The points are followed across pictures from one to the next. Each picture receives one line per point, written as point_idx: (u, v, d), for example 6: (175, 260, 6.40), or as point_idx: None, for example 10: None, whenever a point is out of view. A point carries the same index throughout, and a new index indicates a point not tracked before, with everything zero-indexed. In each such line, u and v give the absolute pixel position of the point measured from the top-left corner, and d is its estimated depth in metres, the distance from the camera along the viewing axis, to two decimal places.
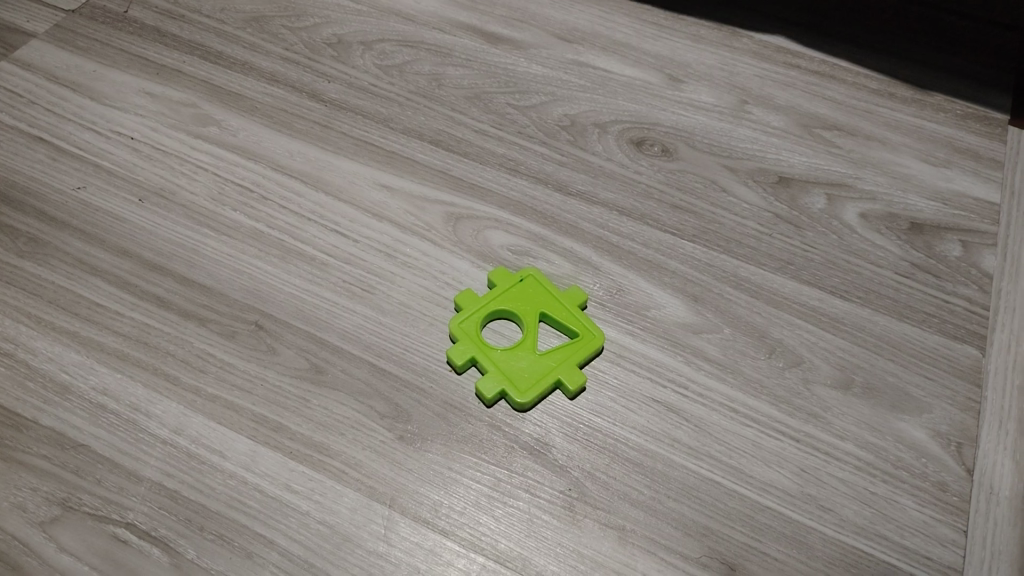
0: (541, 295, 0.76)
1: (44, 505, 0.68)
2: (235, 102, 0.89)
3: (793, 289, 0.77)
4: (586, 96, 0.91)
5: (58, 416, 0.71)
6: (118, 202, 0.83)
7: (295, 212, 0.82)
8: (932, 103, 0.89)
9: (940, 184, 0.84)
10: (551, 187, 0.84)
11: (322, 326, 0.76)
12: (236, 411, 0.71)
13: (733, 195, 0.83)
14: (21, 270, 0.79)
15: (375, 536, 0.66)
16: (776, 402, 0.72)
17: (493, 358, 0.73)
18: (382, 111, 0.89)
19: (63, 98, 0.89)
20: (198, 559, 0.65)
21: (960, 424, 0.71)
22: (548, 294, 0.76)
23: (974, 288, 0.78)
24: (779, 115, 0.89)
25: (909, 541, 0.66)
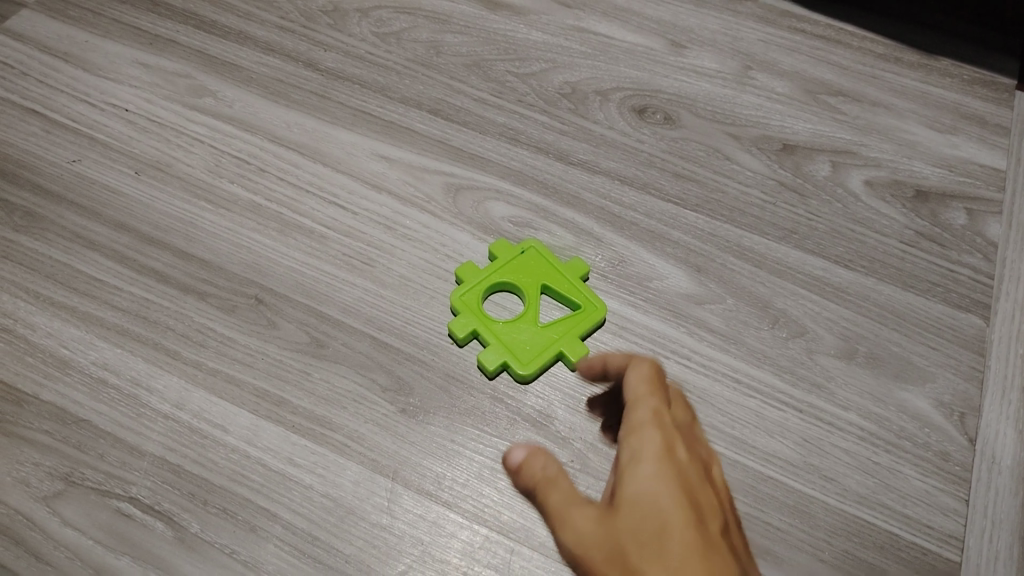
0: (543, 267, 0.76)
1: (47, 481, 0.68)
2: (231, 72, 0.88)
3: (796, 259, 0.77)
4: (587, 63, 0.89)
5: (58, 391, 0.71)
6: (114, 175, 0.82)
7: (293, 184, 0.81)
8: (938, 68, 0.88)
9: (945, 151, 0.83)
10: (552, 157, 0.82)
11: (322, 300, 0.75)
12: (238, 385, 0.71)
13: (737, 163, 0.82)
14: (18, 245, 0.78)
15: (379, 509, 0.67)
16: (779, 372, 0.71)
17: (495, 331, 0.72)
18: (380, 80, 0.87)
19: (56, 69, 0.88)
20: (202, 533, 0.66)
21: (963, 393, 0.71)
22: (551, 266, 0.76)
23: (979, 257, 0.77)
24: (784, 81, 0.87)
25: (910, 510, 0.66)
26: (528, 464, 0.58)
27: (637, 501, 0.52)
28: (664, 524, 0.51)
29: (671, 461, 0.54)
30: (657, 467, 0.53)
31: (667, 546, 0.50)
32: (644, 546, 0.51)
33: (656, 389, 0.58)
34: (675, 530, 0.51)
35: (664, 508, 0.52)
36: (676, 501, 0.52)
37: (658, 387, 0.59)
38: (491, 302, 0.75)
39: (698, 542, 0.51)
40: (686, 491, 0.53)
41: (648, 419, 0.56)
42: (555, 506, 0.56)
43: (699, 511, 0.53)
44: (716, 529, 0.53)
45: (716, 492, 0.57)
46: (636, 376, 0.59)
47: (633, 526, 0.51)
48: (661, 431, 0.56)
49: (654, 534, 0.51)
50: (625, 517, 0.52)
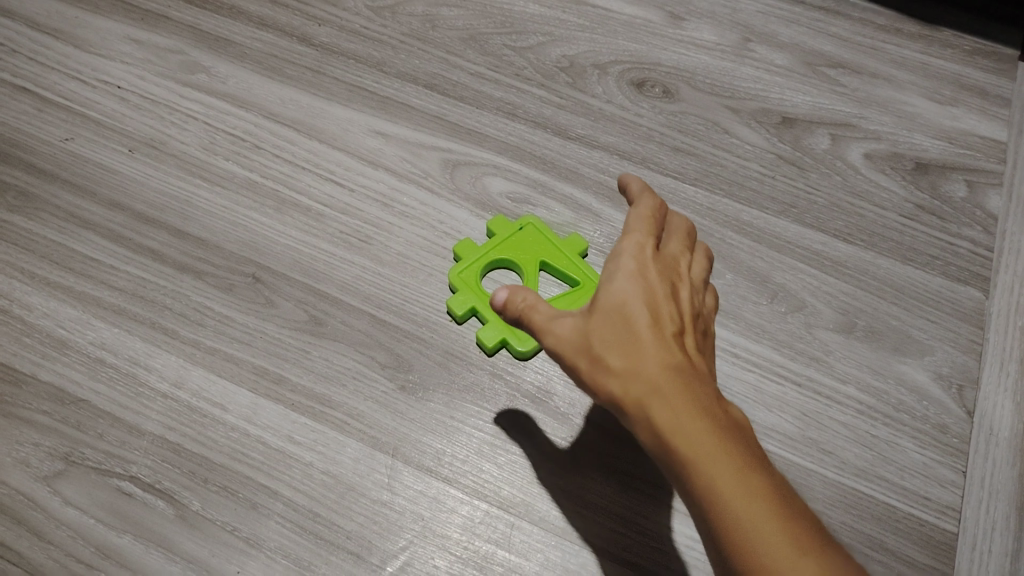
0: (541, 242, 0.75)
1: (47, 460, 0.68)
2: (224, 48, 0.86)
3: (795, 233, 0.76)
4: (584, 36, 0.88)
5: (56, 371, 0.71)
6: (107, 153, 0.81)
7: (289, 161, 0.81)
8: (938, 40, 0.87)
9: (945, 123, 0.82)
10: (549, 132, 0.82)
11: (320, 278, 0.75)
12: (237, 364, 0.71)
13: (735, 137, 0.82)
14: (12, 225, 0.77)
15: (379, 485, 0.67)
16: (778, 346, 0.71)
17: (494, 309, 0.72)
18: (375, 55, 0.86)
19: (46, 46, 0.87)
20: (203, 511, 0.66)
21: (962, 366, 0.71)
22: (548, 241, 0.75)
23: (979, 229, 0.77)
24: (783, 53, 0.87)
25: (908, 483, 0.66)
26: (513, 299, 0.56)
27: (613, 309, 0.53)
28: (638, 332, 0.52)
29: (649, 278, 0.54)
30: (635, 283, 0.53)
31: (641, 352, 0.51)
32: (616, 350, 0.52)
33: (644, 213, 0.57)
34: (649, 337, 0.51)
35: (638, 317, 0.52)
36: (649, 311, 0.53)
37: (649, 212, 0.57)
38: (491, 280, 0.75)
39: (671, 345, 0.51)
40: (663, 305, 0.53)
41: (634, 245, 0.55)
42: (536, 317, 0.55)
43: (677, 321, 0.53)
44: (693, 337, 0.54)
45: (698, 304, 0.56)
46: (637, 212, 0.58)
47: (608, 333, 0.52)
48: (638, 256, 0.55)
49: (629, 340, 0.52)
50: (602, 323, 0.53)
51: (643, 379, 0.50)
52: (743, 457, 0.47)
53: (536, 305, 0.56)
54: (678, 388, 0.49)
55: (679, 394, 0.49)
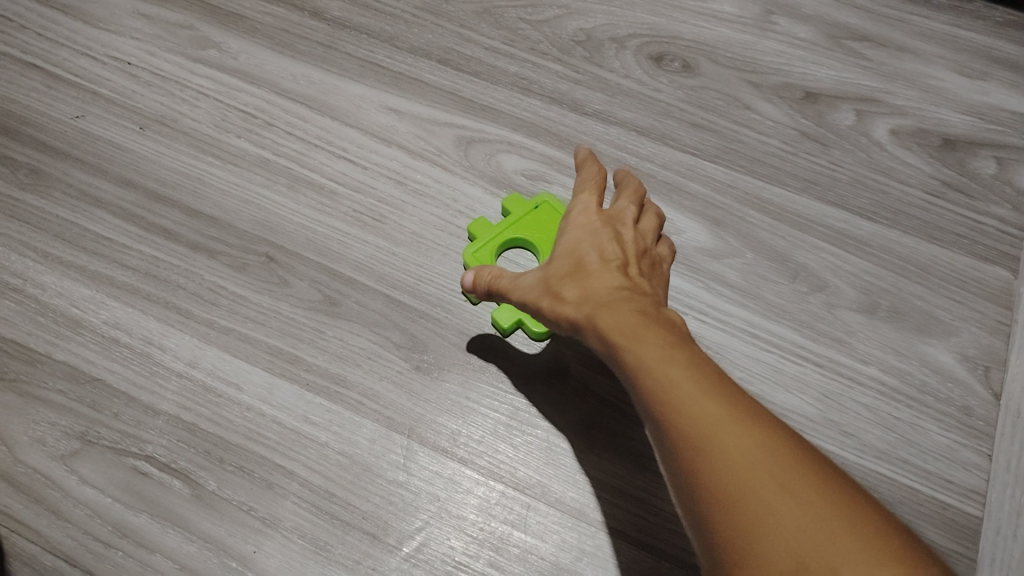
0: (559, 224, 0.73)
1: (64, 440, 0.68)
2: (234, 23, 0.84)
3: (817, 211, 0.75)
4: (602, 8, 0.85)
5: (71, 350, 0.71)
6: (118, 130, 0.80)
7: (301, 139, 0.79)
8: (970, 11, 0.84)
9: (975, 98, 0.80)
10: (566, 108, 0.80)
11: (334, 258, 0.74)
12: (251, 343, 0.71)
13: (757, 113, 0.79)
14: (25, 204, 0.77)
15: (394, 466, 0.67)
16: (799, 327, 0.70)
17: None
18: (387, 29, 0.84)
19: (55, 21, 0.85)
20: (219, 490, 0.66)
21: (988, 347, 0.70)
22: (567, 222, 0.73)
23: (1007, 207, 0.75)
24: (807, 26, 0.84)
25: (932, 466, 0.65)
26: (481, 271, 0.61)
27: (567, 253, 0.58)
28: (584, 265, 0.56)
29: (594, 223, 0.59)
30: (582, 233, 0.59)
31: (589, 278, 0.54)
32: (567, 283, 0.55)
33: (591, 181, 0.64)
34: (595, 267, 0.55)
35: (586, 254, 0.57)
36: (595, 249, 0.57)
37: (595, 179, 0.64)
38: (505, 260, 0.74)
39: (615, 270, 0.55)
40: (608, 244, 0.57)
41: (581, 205, 0.61)
42: (501, 277, 0.60)
43: (623, 254, 0.57)
44: (641, 270, 0.57)
45: (648, 249, 0.59)
46: (585, 177, 0.64)
47: (561, 273, 0.56)
48: (585, 213, 0.61)
49: (577, 274, 0.55)
50: (556, 267, 0.57)
51: (588, 297, 0.53)
52: (677, 338, 0.47)
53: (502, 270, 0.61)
54: (619, 297, 0.52)
55: (620, 300, 0.51)
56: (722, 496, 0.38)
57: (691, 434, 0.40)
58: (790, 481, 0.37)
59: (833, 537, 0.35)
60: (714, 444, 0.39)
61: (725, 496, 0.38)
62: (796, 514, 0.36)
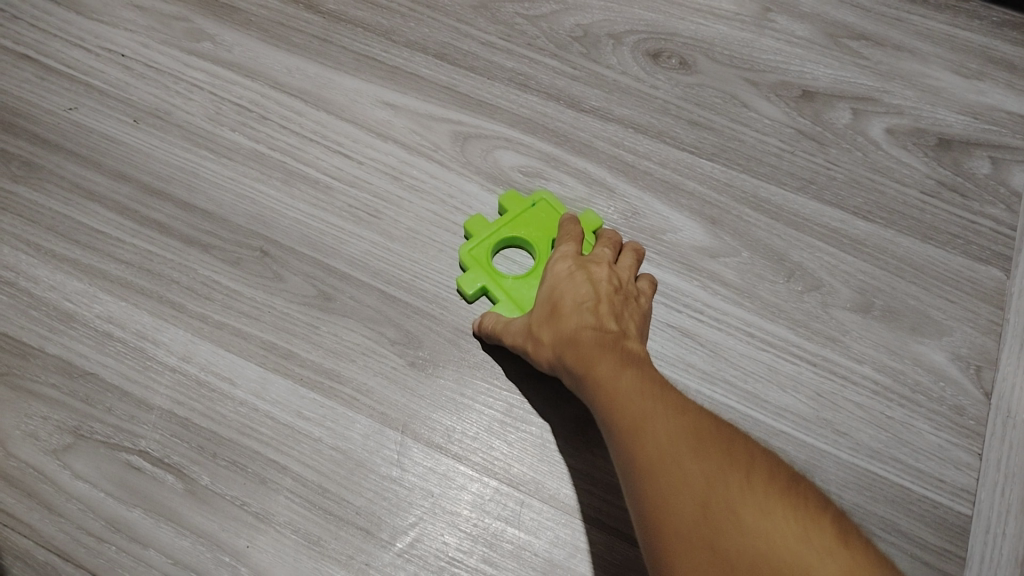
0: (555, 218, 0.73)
1: (56, 434, 0.68)
2: (229, 15, 0.84)
3: (813, 210, 0.75)
4: (600, 4, 0.85)
5: (64, 344, 0.71)
6: (112, 123, 0.79)
7: (295, 132, 0.79)
8: (966, 10, 0.84)
9: (971, 97, 0.80)
10: (562, 104, 0.80)
11: (328, 252, 0.74)
12: (244, 338, 0.70)
13: (754, 111, 0.79)
14: (18, 196, 0.76)
15: (388, 462, 0.67)
16: (794, 326, 0.70)
17: (506, 289, 0.70)
18: (383, 23, 0.83)
19: (50, 13, 0.84)
20: (212, 485, 0.66)
21: (981, 347, 0.70)
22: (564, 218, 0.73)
23: (1002, 208, 0.75)
24: (804, 24, 0.83)
25: (924, 465, 0.66)
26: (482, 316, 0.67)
27: (545, 293, 0.63)
28: (558, 303, 0.61)
29: (569, 262, 0.64)
30: (558, 273, 0.63)
31: (560, 315, 0.60)
32: (544, 322, 0.61)
33: (571, 227, 0.68)
34: (567, 307, 0.60)
35: (560, 296, 0.61)
36: (569, 290, 0.61)
37: (576, 228, 0.68)
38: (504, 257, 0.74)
39: (586, 308, 0.60)
40: (581, 283, 0.62)
41: (561, 252, 0.66)
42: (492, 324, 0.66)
43: (594, 292, 0.61)
44: (614, 305, 0.61)
45: (622, 284, 0.64)
46: (564, 230, 0.69)
47: (539, 315, 0.62)
48: (563, 257, 0.65)
49: (551, 312, 0.61)
50: (535, 311, 0.62)
51: (559, 333, 0.59)
52: (630, 360, 0.54)
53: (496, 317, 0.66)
54: (585, 329, 0.58)
55: (587, 334, 0.57)
56: (651, 470, 0.46)
57: (633, 424, 0.49)
58: (702, 447, 0.45)
59: (729, 482, 0.43)
60: (648, 429, 0.48)
61: (652, 469, 0.46)
62: (705, 467, 0.44)
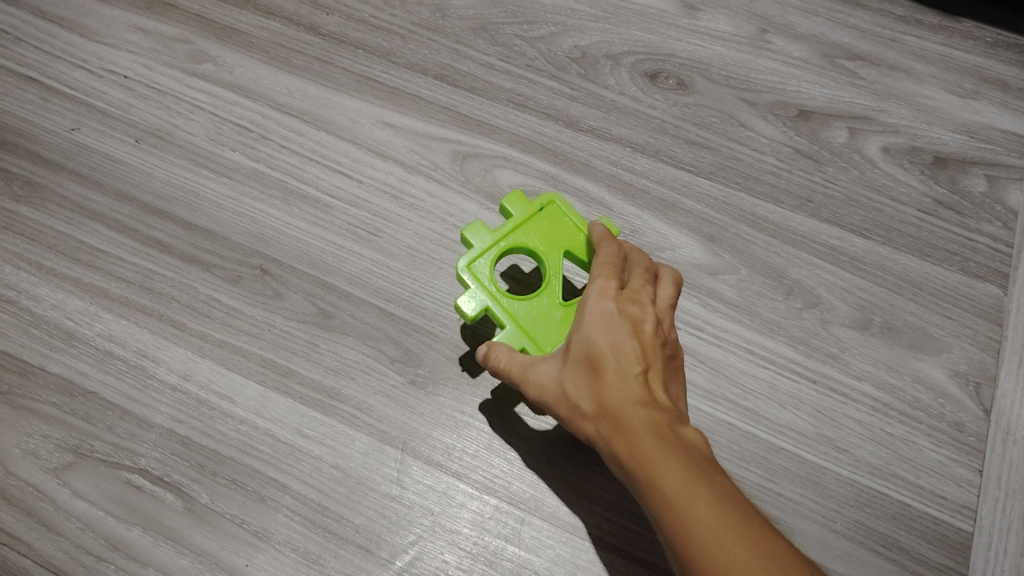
0: (566, 227, 0.67)
1: (56, 453, 0.68)
2: (230, 37, 0.82)
3: (811, 228, 0.75)
4: (598, 26, 0.84)
5: (65, 363, 0.71)
6: (113, 143, 0.78)
7: (296, 152, 0.78)
8: (960, 31, 0.83)
9: (966, 116, 0.80)
10: (561, 124, 0.79)
11: (329, 271, 0.74)
12: (244, 356, 0.71)
13: (751, 130, 0.79)
14: (19, 216, 0.76)
15: (388, 480, 0.67)
16: (793, 343, 0.71)
17: (511, 312, 0.63)
18: (383, 45, 0.82)
19: (51, 35, 0.83)
20: (212, 504, 0.67)
21: (979, 363, 0.72)
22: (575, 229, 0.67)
23: (998, 225, 0.76)
24: (800, 45, 0.83)
25: (925, 481, 0.68)
26: (491, 352, 0.59)
27: (583, 346, 0.56)
28: (602, 364, 0.55)
29: (609, 308, 0.57)
30: (600, 319, 0.57)
31: (605, 385, 0.54)
32: (584, 385, 0.55)
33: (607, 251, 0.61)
34: (613, 377, 0.54)
35: (603, 355, 0.55)
36: (613, 348, 0.55)
37: (612, 254, 0.61)
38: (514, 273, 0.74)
39: (634, 376, 0.54)
40: (628, 339, 0.56)
41: (598, 286, 0.59)
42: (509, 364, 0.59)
43: (641, 353, 0.56)
44: (660, 367, 0.56)
45: (666, 338, 0.58)
46: (599, 258, 0.62)
47: (577, 372, 0.56)
48: (602, 294, 0.58)
49: (594, 376, 0.55)
50: (572, 367, 0.56)
51: (605, 405, 0.54)
52: (698, 469, 0.49)
53: (513, 352, 0.59)
54: (636, 407, 0.53)
55: (638, 414, 0.52)
56: None
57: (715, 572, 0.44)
58: None
59: None
60: None
61: None
62: None
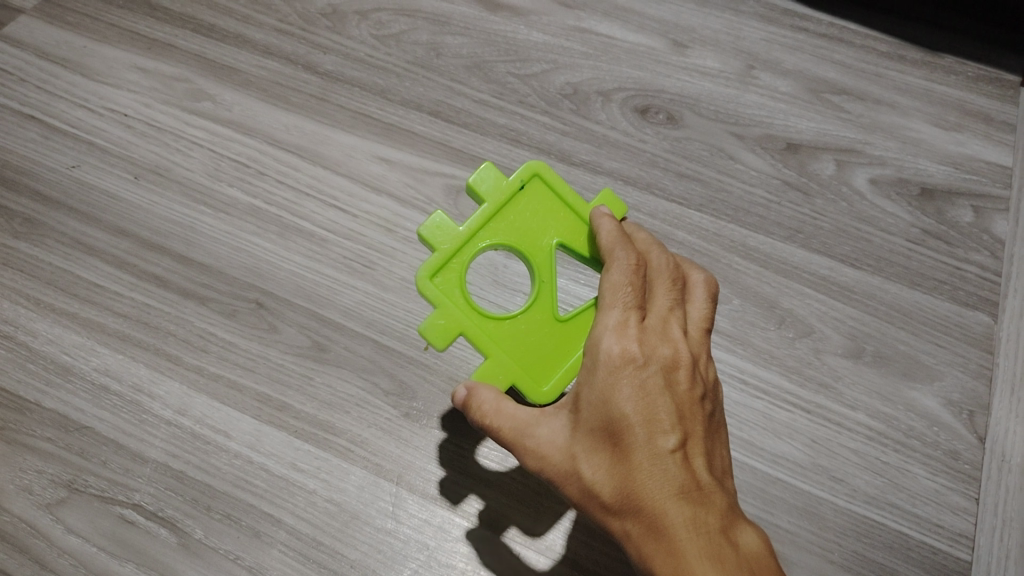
0: (547, 220, 0.63)
1: (50, 488, 0.69)
2: (228, 76, 0.82)
3: (802, 259, 0.76)
4: (589, 64, 0.85)
5: (62, 399, 0.71)
6: (112, 180, 0.79)
7: (292, 188, 0.78)
8: (942, 66, 0.85)
9: (950, 148, 0.82)
10: (554, 158, 0.80)
11: (324, 304, 0.74)
12: (240, 390, 0.71)
13: (740, 163, 0.80)
14: (18, 253, 0.76)
15: (383, 513, 0.69)
16: (786, 373, 0.72)
17: (490, 333, 0.59)
18: (378, 83, 0.82)
19: (53, 75, 0.82)
20: (206, 539, 0.68)
21: (972, 392, 0.73)
22: (558, 220, 0.63)
23: (986, 254, 0.77)
24: (787, 80, 0.84)
25: (921, 510, 0.69)
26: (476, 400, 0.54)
27: (605, 414, 0.51)
28: (627, 439, 0.51)
29: (635, 360, 0.53)
30: (622, 378, 0.52)
31: (634, 468, 0.50)
32: (602, 463, 0.51)
33: (624, 281, 0.56)
34: (644, 460, 0.50)
35: (631, 428, 0.51)
36: (642, 418, 0.51)
37: (629, 281, 0.56)
38: (512, 287, 0.75)
39: (668, 456, 0.51)
40: (656, 405, 0.52)
41: (613, 321, 0.54)
42: (504, 423, 0.53)
43: (671, 420, 0.52)
44: (691, 433, 0.53)
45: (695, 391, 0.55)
46: (613, 281, 0.56)
47: (592, 445, 0.51)
48: (623, 341, 0.53)
49: (616, 451, 0.51)
50: (585, 436, 0.52)
51: (631, 490, 0.50)
52: None
53: (508, 409, 0.54)
54: (670, 498, 0.49)
55: (676, 509, 0.49)
56: None
57: None
58: None
59: None
60: None
61: None
62: None
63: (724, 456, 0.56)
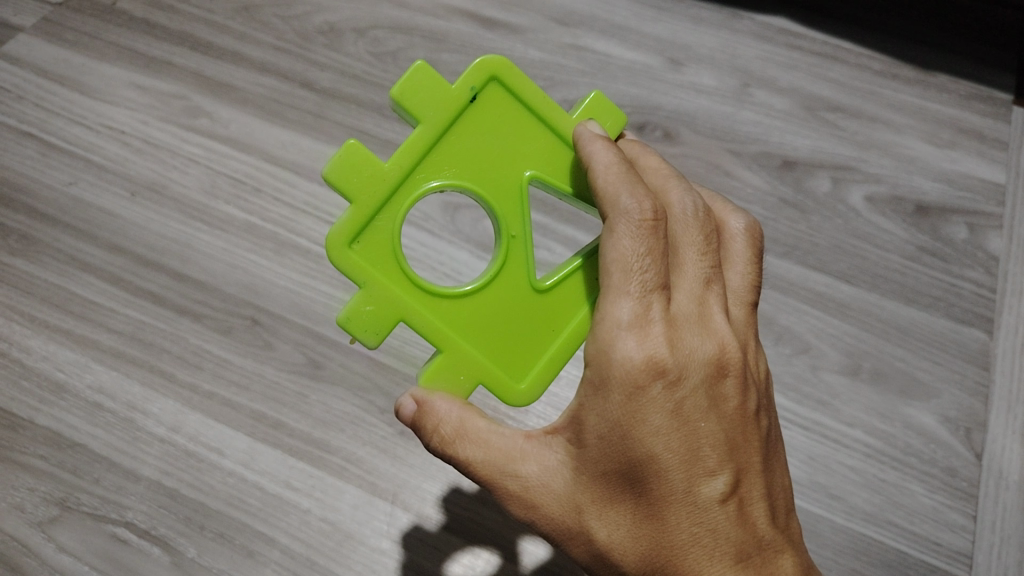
0: (509, 147, 0.55)
1: (42, 506, 0.68)
2: (225, 93, 0.82)
3: (799, 275, 0.76)
4: (585, 80, 0.85)
5: (54, 416, 0.70)
6: (109, 197, 0.78)
7: (288, 204, 0.78)
8: (935, 84, 0.85)
9: (944, 165, 0.82)
10: None
11: (319, 320, 0.73)
12: (235, 408, 0.71)
13: (737, 179, 0.80)
14: (13, 269, 0.75)
15: (378, 533, 0.68)
16: (783, 389, 0.72)
17: (444, 312, 0.54)
18: (375, 99, 0.82)
19: (49, 92, 0.82)
20: (199, 557, 0.67)
21: (969, 408, 0.73)
22: (520, 142, 0.55)
23: (981, 271, 0.78)
24: (783, 97, 0.84)
25: (919, 528, 0.69)
26: (432, 421, 0.50)
27: (627, 455, 0.47)
28: (657, 487, 0.47)
29: (665, 378, 0.47)
30: (650, 404, 0.47)
31: (665, 526, 0.47)
32: (621, 520, 0.47)
33: (639, 260, 0.49)
34: (677, 515, 0.47)
35: (661, 473, 0.47)
36: (678, 460, 0.47)
37: (646, 254, 0.49)
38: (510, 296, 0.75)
39: (713, 506, 0.47)
40: (693, 438, 0.47)
41: (627, 315, 0.48)
42: (477, 455, 0.49)
43: (714, 456, 0.48)
44: (739, 460, 0.49)
45: (739, 399, 0.50)
46: (621, 254, 0.49)
47: (605, 496, 0.47)
48: (648, 347, 0.47)
49: (642, 501, 0.47)
50: (593, 483, 0.47)
51: (664, 553, 0.47)
52: None
53: (482, 437, 0.50)
54: (718, 562, 0.47)
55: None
56: None
57: None
58: None
59: None
60: None
61: None
62: None
63: (781, 458, 0.54)
